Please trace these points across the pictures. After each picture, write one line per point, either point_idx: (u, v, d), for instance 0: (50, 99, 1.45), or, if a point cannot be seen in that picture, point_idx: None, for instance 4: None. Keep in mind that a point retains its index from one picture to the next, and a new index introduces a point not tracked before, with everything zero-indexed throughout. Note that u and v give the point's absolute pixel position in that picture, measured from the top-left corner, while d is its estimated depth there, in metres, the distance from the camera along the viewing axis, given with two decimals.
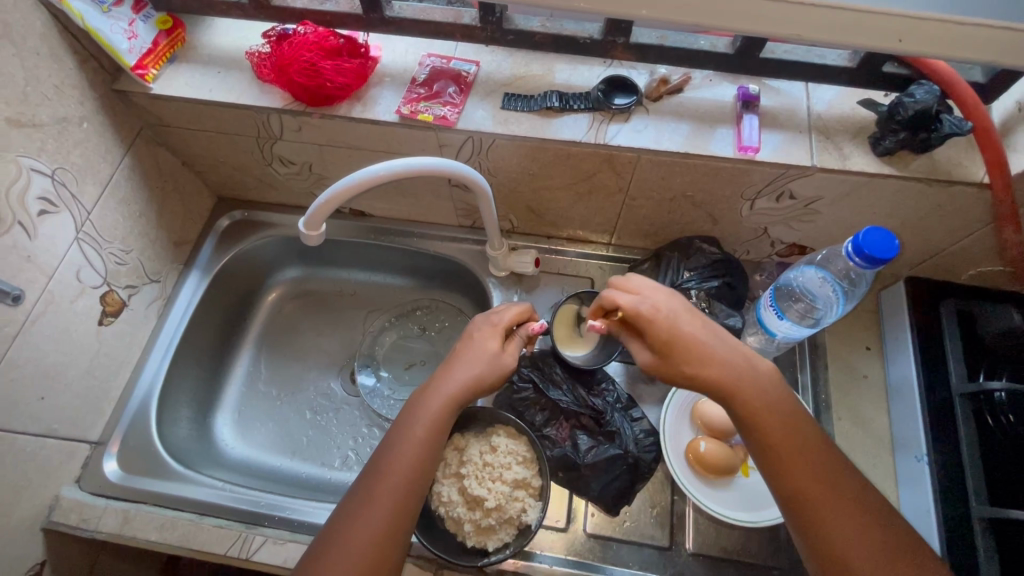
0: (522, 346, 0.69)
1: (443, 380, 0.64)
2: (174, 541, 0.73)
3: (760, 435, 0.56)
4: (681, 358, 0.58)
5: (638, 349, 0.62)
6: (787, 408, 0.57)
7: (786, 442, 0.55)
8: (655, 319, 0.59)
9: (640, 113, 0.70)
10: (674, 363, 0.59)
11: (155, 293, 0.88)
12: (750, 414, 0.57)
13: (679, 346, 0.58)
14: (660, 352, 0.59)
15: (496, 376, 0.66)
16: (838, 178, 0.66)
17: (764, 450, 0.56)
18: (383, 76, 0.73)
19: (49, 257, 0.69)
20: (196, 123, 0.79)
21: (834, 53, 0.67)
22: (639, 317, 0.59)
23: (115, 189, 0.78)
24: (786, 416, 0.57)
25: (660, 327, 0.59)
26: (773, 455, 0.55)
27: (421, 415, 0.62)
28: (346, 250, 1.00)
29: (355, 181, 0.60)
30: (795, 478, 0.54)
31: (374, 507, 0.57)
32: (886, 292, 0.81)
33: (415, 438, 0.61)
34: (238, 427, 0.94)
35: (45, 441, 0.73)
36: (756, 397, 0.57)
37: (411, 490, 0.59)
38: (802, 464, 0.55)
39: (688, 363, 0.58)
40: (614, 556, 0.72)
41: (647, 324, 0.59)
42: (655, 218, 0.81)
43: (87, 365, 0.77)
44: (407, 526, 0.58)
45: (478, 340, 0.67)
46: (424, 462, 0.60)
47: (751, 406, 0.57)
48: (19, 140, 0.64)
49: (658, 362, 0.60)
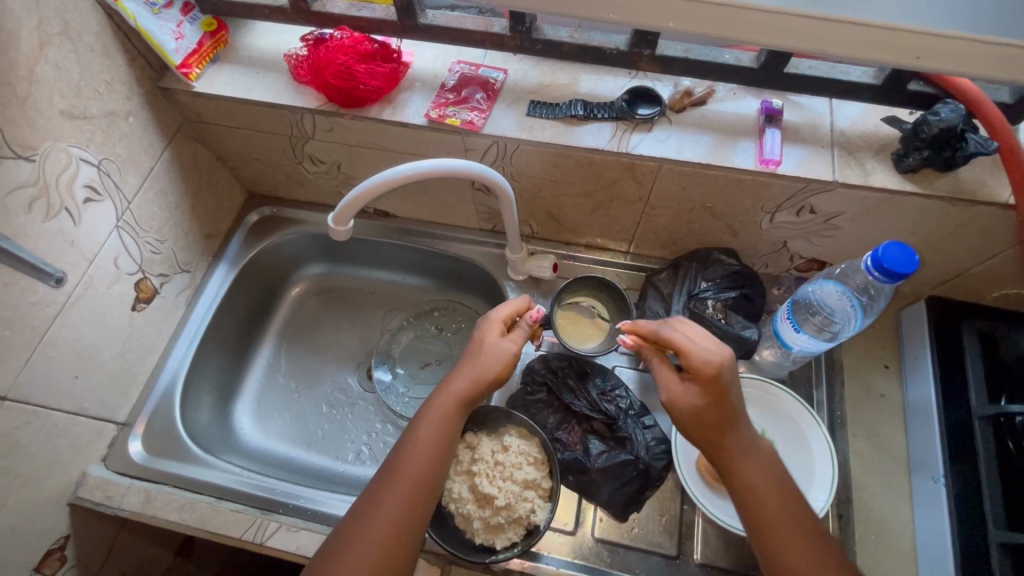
0: (526, 335, 0.69)
1: (453, 379, 0.66)
2: (192, 522, 0.75)
3: (756, 520, 0.56)
4: (709, 415, 0.57)
5: (666, 383, 0.60)
6: (779, 481, 0.57)
7: (777, 518, 0.55)
8: (715, 380, 0.57)
9: (663, 122, 0.71)
10: (702, 417, 0.58)
11: (185, 282, 0.91)
12: (745, 493, 0.57)
13: (720, 405, 0.57)
14: (696, 404, 0.58)
15: (502, 370, 0.66)
16: (859, 193, 0.66)
17: (754, 530, 0.56)
18: (414, 81, 0.76)
19: (90, 242, 0.72)
20: (233, 121, 0.82)
21: (859, 69, 0.67)
22: (701, 374, 0.57)
23: (154, 181, 0.81)
24: (778, 494, 0.56)
25: (717, 385, 0.57)
26: (763, 524, 0.55)
27: (431, 414, 0.64)
28: (369, 249, 1.03)
29: (382, 180, 0.62)
30: (787, 562, 0.54)
31: (387, 505, 0.59)
32: (907, 311, 0.80)
33: (425, 438, 0.62)
34: (257, 416, 0.97)
35: (77, 419, 0.76)
36: (753, 473, 0.57)
37: (422, 488, 0.60)
38: (794, 549, 0.54)
39: (716, 423, 0.57)
40: (620, 562, 0.72)
41: (704, 377, 0.57)
42: (674, 228, 0.82)
43: (119, 348, 0.80)
44: (420, 524, 0.60)
45: (486, 334, 0.68)
46: (434, 461, 0.62)
47: (751, 488, 0.56)
48: (72, 131, 0.67)
49: (689, 409, 0.58)
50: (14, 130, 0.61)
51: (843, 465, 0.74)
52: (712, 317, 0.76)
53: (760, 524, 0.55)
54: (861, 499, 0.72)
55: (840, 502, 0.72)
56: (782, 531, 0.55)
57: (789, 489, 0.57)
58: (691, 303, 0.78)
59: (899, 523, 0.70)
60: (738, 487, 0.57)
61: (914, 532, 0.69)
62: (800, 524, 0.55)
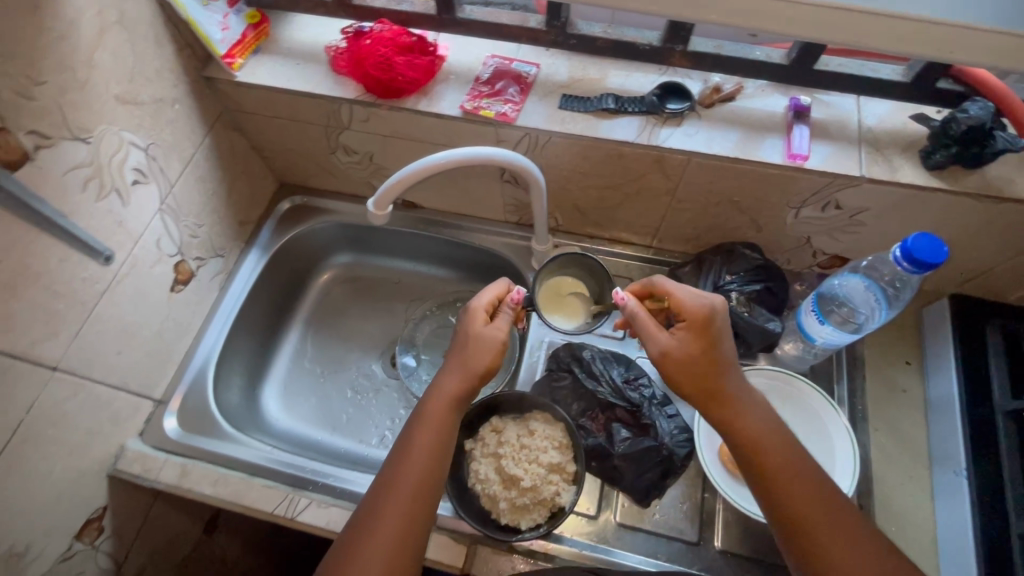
0: (511, 319, 0.68)
1: (446, 377, 0.66)
2: (225, 496, 0.78)
3: (754, 466, 0.58)
4: (702, 365, 0.59)
5: (656, 337, 0.61)
6: (775, 430, 0.59)
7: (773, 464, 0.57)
8: (709, 324, 0.60)
9: (693, 117, 0.72)
10: (695, 369, 0.59)
11: (219, 266, 0.94)
12: (741, 441, 0.59)
13: (712, 352, 0.59)
14: (689, 353, 0.59)
15: (493, 359, 0.66)
16: (886, 189, 0.67)
17: (754, 476, 0.58)
18: (449, 73, 0.78)
19: (136, 223, 0.75)
20: (272, 110, 0.85)
21: (888, 67, 0.68)
22: (694, 319, 0.60)
23: (195, 166, 0.84)
24: (775, 441, 0.58)
25: (710, 329, 0.59)
26: (761, 469, 0.57)
27: (427, 414, 0.64)
28: (395, 239, 1.05)
29: (416, 168, 0.65)
30: (791, 503, 0.56)
31: (393, 506, 0.60)
32: (930, 309, 0.81)
33: (423, 438, 0.63)
34: (284, 399, 0.99)
35: (118, 392, 0.78)
36: (747, 422, 0.59)
37: (424, 486, 0.61)
38: (796, 489, 0.56)
39: (710, 372, 0.59)
40: (643, 546, 0.73)
41: (696, 323, 0.60)
42: (698, 223, 0.83)
43: (158, 326, 0.83)
44: (425, 520, 0.61)
45: (473, 324, 0.67)
46: (432, 463, 0.62)
47: (748, 437, 0.58)
48: (125, 116, 0.70)
49: (683, 358, 0.59)
50: (73, 113, 0.64)
51: (863, 458, 0.75)
52: (736, 308, 0.78)
53: (760, 471, 0.57)
54: (882, 491, 0.73)
55: (861, 494, 0.73)
56: (784, 474, 0.57)
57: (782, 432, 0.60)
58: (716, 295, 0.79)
59: (919, 516, 0.71)
60: (735, 436, 0.59)
61: (934, 524, 0.70)
62: (797, 468, 0.57)
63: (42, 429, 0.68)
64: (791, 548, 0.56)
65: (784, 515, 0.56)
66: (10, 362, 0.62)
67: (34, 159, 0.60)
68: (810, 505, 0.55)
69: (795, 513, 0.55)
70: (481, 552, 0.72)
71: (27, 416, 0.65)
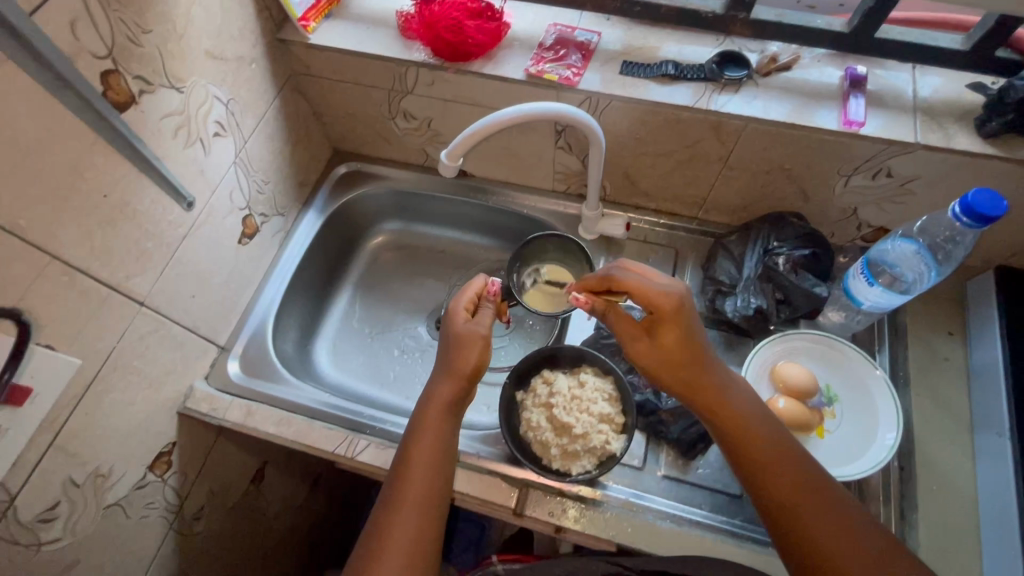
0: (492, 313, 0.74)
1: (437, 386, 0.68)
2: (289, 435, 0.83)
3: (741, 451, 0.61)
4: (680, 359, 0.63)
5: (626, 330, 0.66)
6: (758, 416, 0.63)
7: (758, 450, 0.60)
8: (675, 311, 0.63)
9: (750, 85, 0.75)
10: (674, 362, 0.63)
11: (280, 225, 0.99)
12: (729, 434, 0.62)
13: (687, 344, 0.63)
14: (665, 346, 0.64)
15: (479, 356, 0.69)
16: (941, 157, 0.70)
17: (745, 469, 0.61)
18: (514, 40, 0.82)
19: (215, 173, 0.80)
20: (340, 73, 0.89)
21: (947, 37, 0.70)
22: (662, 311, 0.63)
23: (265, 125, 0.89)
24: (760, 427, 0.62)
25: (679, 320, 0.63)
26: (745, 455, 0.61)
27: (424, 424, 0.66)
28: (443, 207, 1.09)
29: (477, 130, 0.69)
30: (781, 494, 0.58)
31: (405, 513, 0.61)
32: (974, 281, 0.83)
33: (424, 446, 0.65)
34: (334, 355, 1.04)
35: (190, 335, 0.83)
36: (735, 415, 0.62)
37: (429, 495, 0.63)
38: (784, 474, 0.59)
39: (687, 367, 0.63)
40: (686, 496, 0.77)
41: (662, 318, 0.63)
42: (747, 192, 0.86)
43: (227, 276, 0.88)
44: (435, 526, 0.62)
45: (455, 324, 0.72)
46: (435, 468, 0.64)
47: (731, 425, 0.62)
48: (211, 69, 0.75)
49: (658, 352, 0.64)
50: (171, 62, 0.68)
51: (905, 421, 0.77)
52: (784, 272, 0.79)
53: (746, 456, 0.61)
54: (923, 452, 0.75)
55: (902, 455, 0.75)
56: (771, 456, 0.60)
57: (773, 426, 0.63)
58: (765, 259, 0.82)
59: (960, 476, 0.73)
60: (725, 429, 0.62)
61: (976, 484, 0.72)
62: (782, 453, 0.60)
63: (128, 360, 0.72)
64: (786, 541, 0.57)
65: (775, 505, 0.58)
66: (108, 293, 0.67)
67: (138, 103, 0.64)
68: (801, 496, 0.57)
69: (783, 498, 0.58)
70: (532, 495, 0.77)
71: (119, 345, 0.70)
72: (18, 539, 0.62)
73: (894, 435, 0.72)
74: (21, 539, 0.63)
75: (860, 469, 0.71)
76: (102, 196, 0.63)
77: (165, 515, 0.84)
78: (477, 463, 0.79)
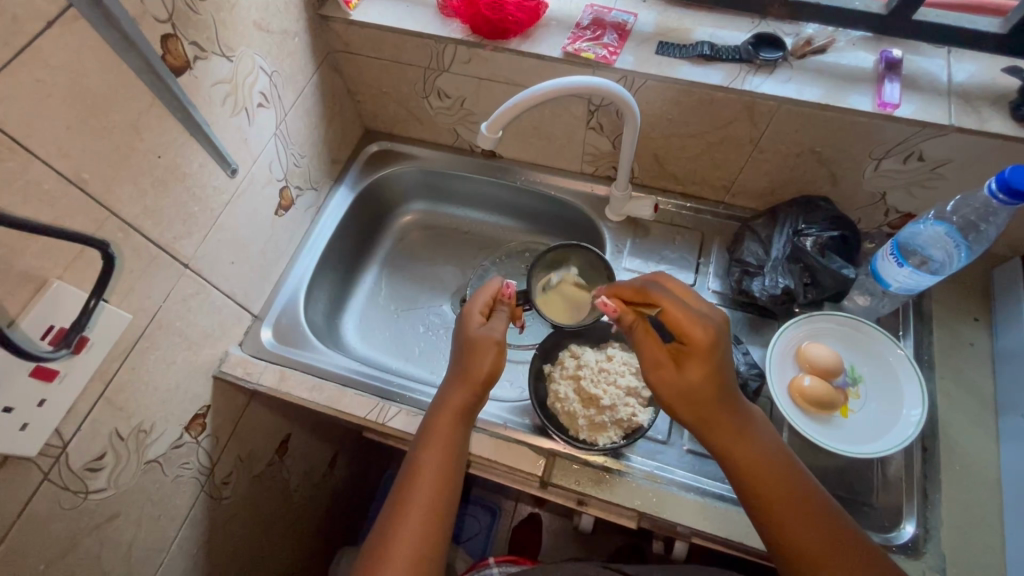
0: (507, 317, 0.75)
1: (450, 392, 0.70)
2: (322, 401, 0.85)
3: (756, 492, 0.61)
4: (702, 395, 0.61)
5: (652, 357, 0.63)
6: (776, 456, 0.62)
7: (776, 493, 0.60)
8: (710, 346, 0.60)
9: (785, 67, 0.77)
10: (696, 398, 0.61)
11: (312, 200, 1.01)
12: (742, 474, 0.62)
13: (712, 378, 0.61)
14: (689, 380, 0.61)
15: (493, 362, 0.70)
16: (975, 139, 0.70)
17: (758, 510, 0.61)
18: (551, 20, 0.84)
19: (257, 143, 0.82)
20: (378, 51, 0.91)
21: (984, 20, 0.71)
22: (699, 344, 0.60)
23: (304, 99, 0.91)
24: (778, 468, 0.61)
25: (708, 355, 0.60)
26: (762, 499, 0.60)
27: (435, 427, 0.68)
28: (470, 188, 1.11)
29: (517, 103, 0.71)
30: (793, 534, 0.58)
31: (410, 519, 0.62)
32: (1000, 268, 0.84)
33: (433, 450, 0.66)
34: (360, 330, 1.06)
35: (228, 300, 0.85)
36: (752, 456, 0.62)
37: (436, 501, 0.63)
38: (800, 518, 0.59)
39: (708, 404, 0.61)
40: (709, 470, 0.77)
41: (699, 350, 0.60)
42: (777, 174, 0.87)
43: (263, 246, 0.90)
44: (440, 531, 0.63)
45: (469, 328, 0.73)
46: (442, 474, 0.65)
47: (748, 467, 0.61)
48: (259, 41, 0.77)
49: (683, 384, 0.61)
50: (223, 31, 0.70)
51: (931, 404, 0.78)
52: (813, 253, 0.80)
53: (763, 499, 0.60)
54: (947, 434, 0.76)
55: (925, 436, 0.76)
56: (788, 500, 0.59)
57: (794, 469, 0.62)
58: (793, 241, 0.83)
59: (985, 458, 0.74)
60: (739, 469, 0.62)
61: (1000, 467, 0.73)
62: (798, 495, 0.60)
63: (173, 320, 0.74)
64: None
65: (791, 551, 0.58)
66: (157, 252, 0.69)
67: (192, 68, 0.67)
68: (813, 537, 0.58)
69: (799, 543, 0.58)
70: (558, 464, 0.78)
71: (163, 305, 0.72)
72: (68, 486, 0.64)
73: (920, 415, 0.73)
74: (71, 486, 0.64)
75: (884, 448, 0.72)
76: (156, 157, 0.65)
77: (197, 476, 0.85)
78: (505, 432, 0.81)
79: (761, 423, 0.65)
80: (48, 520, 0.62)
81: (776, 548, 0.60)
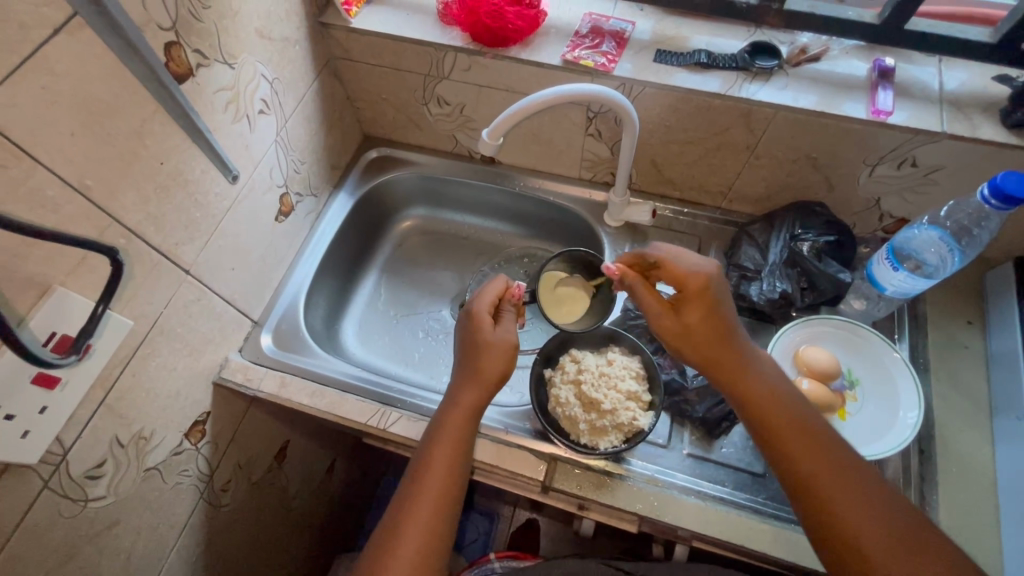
0: (514, 317, 0.76)
1: (461, 394, 0.69)
2: (323, 406, 0.85)
3: (765, 428, 0.62)
4: (703, 336, 0.65)
5: (651, 307, 0.68)
6: (784, 396, 0.64)
7: (784, 429, 0.61)
8: (702, 289, 0.65)
9: (781, 75, 0.78)
10: (699, 340, 0.65)
11: (312, 206, 1.01)
12: (757, 415, 0.63)
13: (710, 322, 0.65)
14: (690, 323, 0.66)
15: (506, 366, 0.71)
16: (967, 146, 0.72)
17: (772, 449, 0.62)
18: (550, 28, 0.85)
19: (258, 149, 0.82)
20: (378, 58, 0.92)
21: (975, 30, 0.72)
22: (692, 287, 0.65)
23: (305, 105, 0.91)
24: (789, 408, 0.63)
25: (704, 295, 0.65)
26: (771, 433, 0.62)
27: (446, 425, 0.68)
28: (469, 193, 1.12)
29: (519, 109, 0.71)
30: (805, 467, 0.59)
31: (419, 515, 0.62)
32: (993, 272, 0.85)
33: (444, 447, 0.66)
34: (360, 336, 1.06)
35: (228, 306, 0.85)
36: (760, 394, 0.63)
37: (446, 499, 0.64)
38: (810, 451, 0.60)
39: (711, 344, 0.65)
40: (709, 474, 0.78)
41: (694, 293, 0.65)
42: (773, 180, 0.88)
43: (263, 251, 0.90)
44: (447, 529, 0.63)
45: (482, 331, 0.72)
46: (452, 473, 0.65)
47: (756, 402, 0.63)
48: (260, 49, 0.78)
49: (682, 327, 0.66)
50: (226, 39, 0.71)
51: (926, 406, 0.79)
52: (810, 257, 0.82)
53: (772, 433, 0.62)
54: (943, 435, 0.77)
55: (922, 439, 0.77)
56: (796, 434, 0.61)
57: (811, 416, 0.63)
58: (789, 246, 0.84)
59: (981, 459, 0.75)
60: (754, 412, 0.63)
61: (996, 467, 0.74)
62: (807, 431, 0.61)
63: (174, 326, 0.74)
64: (811, 517, 0.58)
65: (802, 485, 0.58)
66: (159, 258, 0.69)
67: (195, 75, 0.67)
68: (826, 471, 0.58)
69: (812, 476, 0.58)
70: (559, 469, 0.79)
71: (165, 311, 0.71)
72: (68, 493, 0.63)
73: (918, 415, 0.74)
74: (71, 494, 0.64)
75: (883, 449, 0.73)
76: (159, 163, 0.65)
77: (197, 483, 0.84)
78: (506, 437, 0.81)
79: (778, 372, 0.66)
80: (47, 528, 0.62)
81: (788, 483, 0.60)
